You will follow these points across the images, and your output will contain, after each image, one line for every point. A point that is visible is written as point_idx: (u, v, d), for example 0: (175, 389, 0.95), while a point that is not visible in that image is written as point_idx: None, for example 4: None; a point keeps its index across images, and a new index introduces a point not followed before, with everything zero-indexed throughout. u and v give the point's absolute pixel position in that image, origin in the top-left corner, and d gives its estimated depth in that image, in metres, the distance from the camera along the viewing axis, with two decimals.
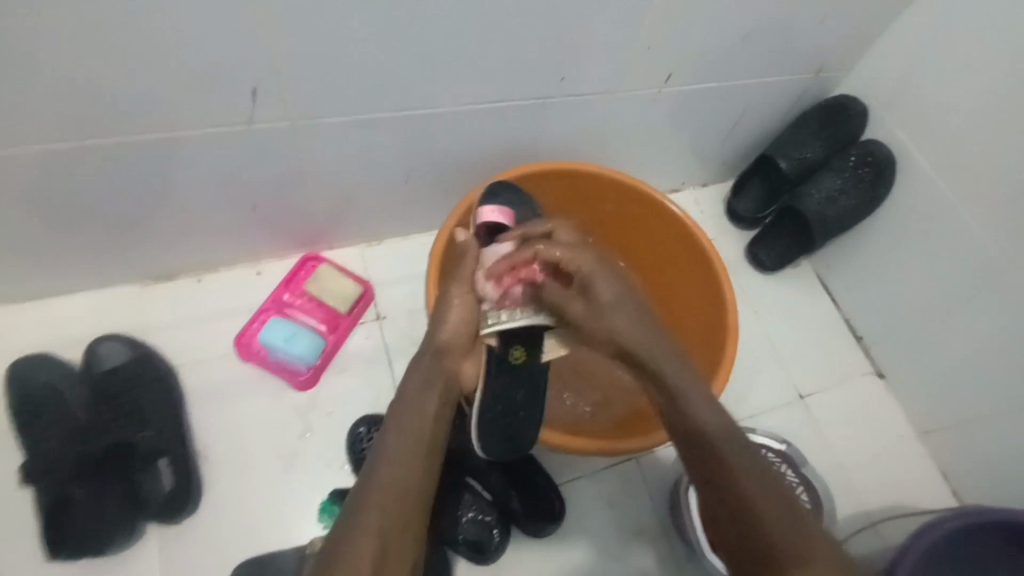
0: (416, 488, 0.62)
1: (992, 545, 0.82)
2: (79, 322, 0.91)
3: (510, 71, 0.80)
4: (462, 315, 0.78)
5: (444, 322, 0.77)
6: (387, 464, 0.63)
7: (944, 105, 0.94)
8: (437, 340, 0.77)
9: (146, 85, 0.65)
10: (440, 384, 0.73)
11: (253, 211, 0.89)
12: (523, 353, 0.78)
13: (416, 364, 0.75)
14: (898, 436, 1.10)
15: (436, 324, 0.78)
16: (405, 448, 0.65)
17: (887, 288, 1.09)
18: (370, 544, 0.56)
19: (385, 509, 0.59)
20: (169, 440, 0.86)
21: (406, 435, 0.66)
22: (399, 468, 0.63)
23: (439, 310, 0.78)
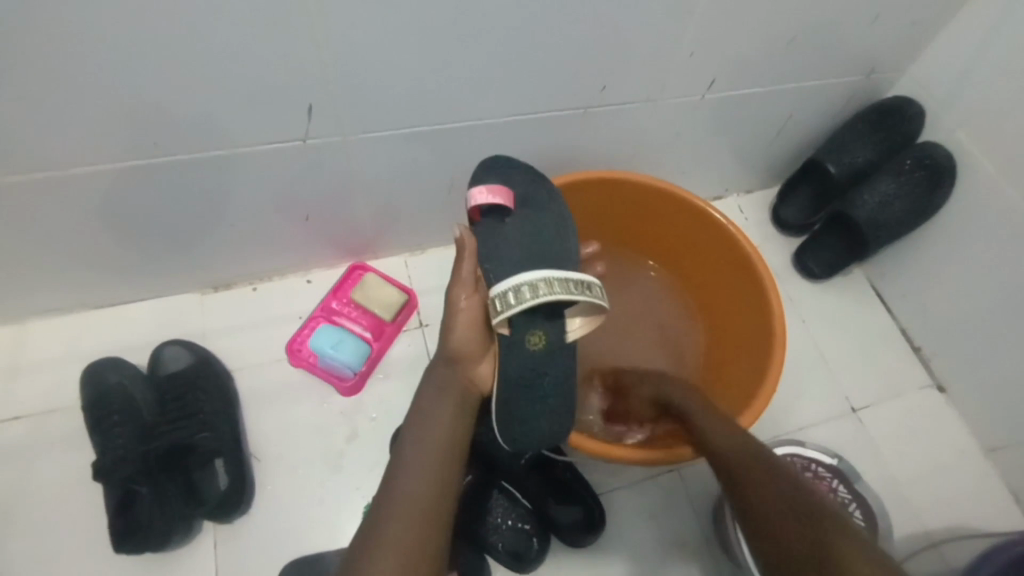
0: (439, 497, 0.64)
1: None
2: (145, 327, 0.97)
3: (552, 83, 0.81)
4: (470, 318, 0.78)
5: (451, 330, 0.78)
6: (410, 476, 0.65)
7: (1007, 104, 0.90)
8: (451, 346, 0.78)
9: (209, 106, 0.70)
10: (457, 390, 0.77)
11: (304, 222, 0.92)
12: (541, 338, 0.73)
13: (430, 373, 0.79)
14: (962, 452, 1.04)
15: (446, 330, 0.79)
16: (425, 460, 0.67)
17: (948, 298, 1.04)
18: (390, 556, 0.57)
19: (408, 519, 0.61)
20: (224, 441, 0.88)
21: (427, 446, 0.69)
22: (420, 477, 0.65)
23: (448, 316, 0.79)
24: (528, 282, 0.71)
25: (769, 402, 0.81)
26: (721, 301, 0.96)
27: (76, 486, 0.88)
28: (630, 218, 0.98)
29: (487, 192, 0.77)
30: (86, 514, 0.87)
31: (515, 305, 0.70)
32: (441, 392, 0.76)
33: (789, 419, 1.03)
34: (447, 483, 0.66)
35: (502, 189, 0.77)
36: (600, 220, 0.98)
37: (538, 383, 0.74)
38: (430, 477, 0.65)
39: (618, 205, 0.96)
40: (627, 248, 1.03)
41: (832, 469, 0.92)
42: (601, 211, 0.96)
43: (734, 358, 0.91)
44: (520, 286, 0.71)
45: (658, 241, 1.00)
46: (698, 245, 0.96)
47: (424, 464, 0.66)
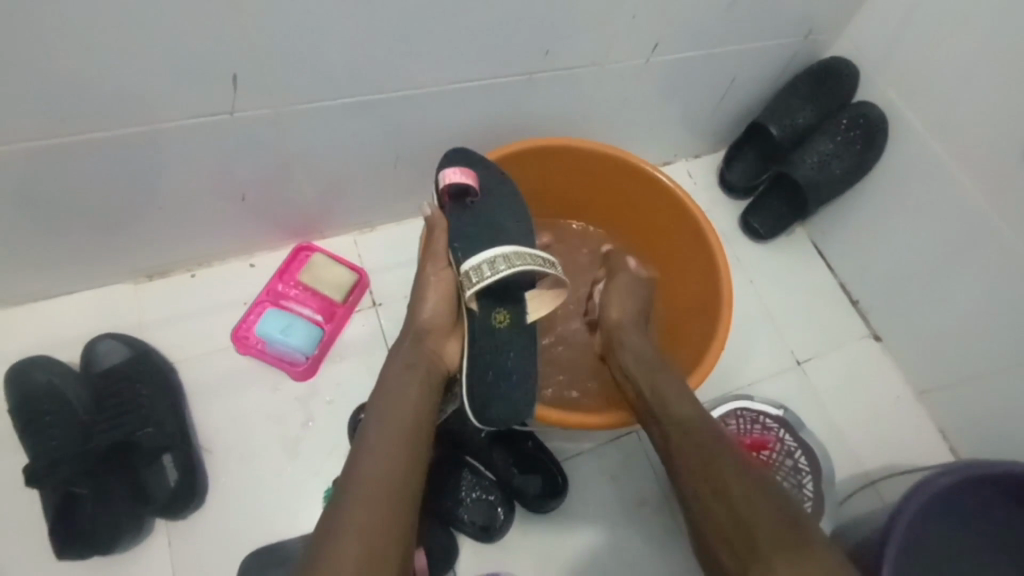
0: (406, 476, 0.63)
1: (984, 498, 0.84)
2: (73, 322, 0.91)
3: (494, 47, 0.78)
4: (442, 292, 0.78)
5: (423, 302, 0.77)
6: (372, 462, 0.62)
7: (933, 63, 0.93)
8: (420, 321, 0.77)
9: (121, 79, 0.64)
10: (425, 366, 0.74)
11: (241, 202, 0.88)
12: (506, 316, 0.78)
13: (396, 350, 0.76)
14: (896, 396, 1.11)
15: (418, 302, 0.78)
16: (391, 441, 0.65)
17: (882, 252, 1.09)
18: (355, 542, 0.56)
19: (374, 502, 0.59)
20: (170, 436, 0.84)
21: (392, 426, 0.67)
22: (384, 459, 0.63)
23: (418, 289, 0.78)
24: (503, 257, 0.74)
25: (718, 362, 0.84)
26: (674, 266, 0.97)
27: (9, 494, 0.83)
28: (580, 186, 0.97)
29: (458, 172, 0.80)
30: (23, 522, 0.82)
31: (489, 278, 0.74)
32: (409, 369, 0.73)
33: (739, 376, 1.07)
34: (411, 466, 0.64)
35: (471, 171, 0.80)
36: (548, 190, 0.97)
37: (500, 357, 0.76)
38: (395, 458, 0.64)
39: (565, 173, 0.95)
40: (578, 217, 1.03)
41: (778, 420, 0.97)
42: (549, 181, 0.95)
43: (686, 322, 0.93)
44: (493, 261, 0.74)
45: (610, 208, 1.00)
46: (649, 211, 0.96)
47: (388, 446, 0.64)
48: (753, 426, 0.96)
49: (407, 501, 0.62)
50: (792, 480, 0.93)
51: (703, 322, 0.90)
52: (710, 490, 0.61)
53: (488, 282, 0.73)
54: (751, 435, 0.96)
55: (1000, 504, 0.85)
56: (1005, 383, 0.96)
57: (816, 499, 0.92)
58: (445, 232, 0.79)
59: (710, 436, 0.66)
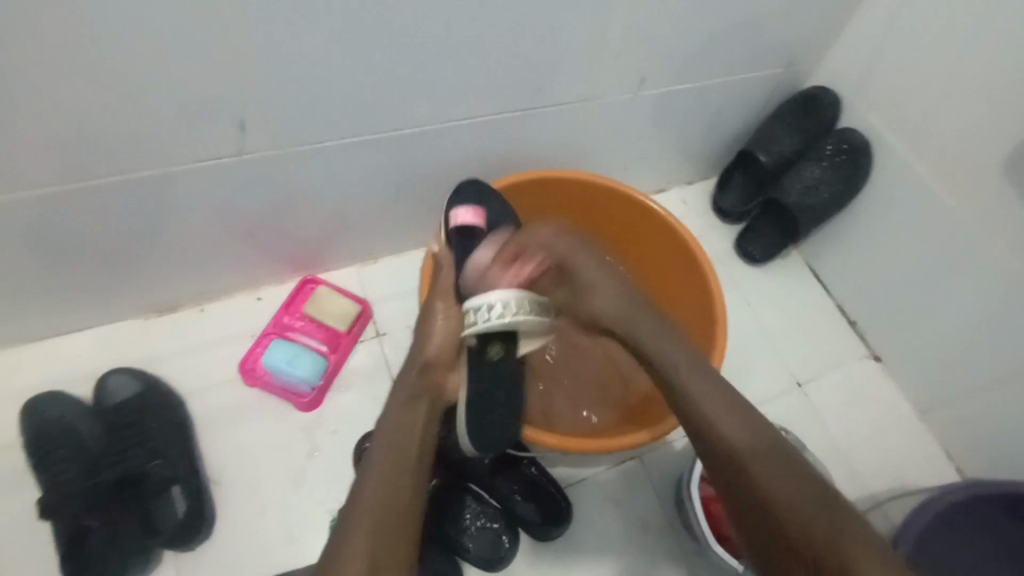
0: (407, 503, 0.64)
1: (984, 514, 0.85)
2: (87, 357, 0.94)
3: (488, 86, 0.83)
4: (448, 327, 0.79)
5: (430, 334, 0.79)
6: (375, 486, 0.64)
7: (910, 89, 0.97)
8: (426, 351, 0.78)
9: (138, 125, 0.69)
10: (426, 398, 0.76)
11: (248, 238, 0.91)
12: (500, 350, 0.77)
13: (402, 379, 0.77)
14: (898, 415, 1.11)
15: (423, 336, 0.79)
16: (392, 469, 0.66)
17: (875, 271, 1.11)
18: (357, 563, 0.57)
19: (375, 527, 0.60)
20: (178, 468, 0.86)
21: (393, 452, 0.68)
22: (385, 486, 0.64)
23: (426, 324, 0.80)
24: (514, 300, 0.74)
25: None
26: (668, 289, 0.99)
27: (19, 528, 0.84)
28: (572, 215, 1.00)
29: (470, 212, 0.84)
30: (31, 557, 0.83)
31: (489, 320, 0.73)
32: (410, 399, 0.75)
33: None
34: (413, 491, 0.66)
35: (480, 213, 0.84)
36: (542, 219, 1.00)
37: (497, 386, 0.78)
38: (396, 484, 0.65)
39: (556, 203, 0.98)
40: None
41: None
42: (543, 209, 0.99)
43: None
44: (500, 303, 0.74)
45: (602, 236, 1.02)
46: (640, 237, 0.99)
47: (389, 473, 0.66)
48: None
49: (408, 523, 0.63)
50: None
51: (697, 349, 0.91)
52: (778, 520, 0.57)
53: (485, 326, 0.73)
54: None
55: (1001, 521, 0.85)
56: (1005, 399, 0.97)
57: None
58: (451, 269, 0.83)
59: (781, 459, 0.61)
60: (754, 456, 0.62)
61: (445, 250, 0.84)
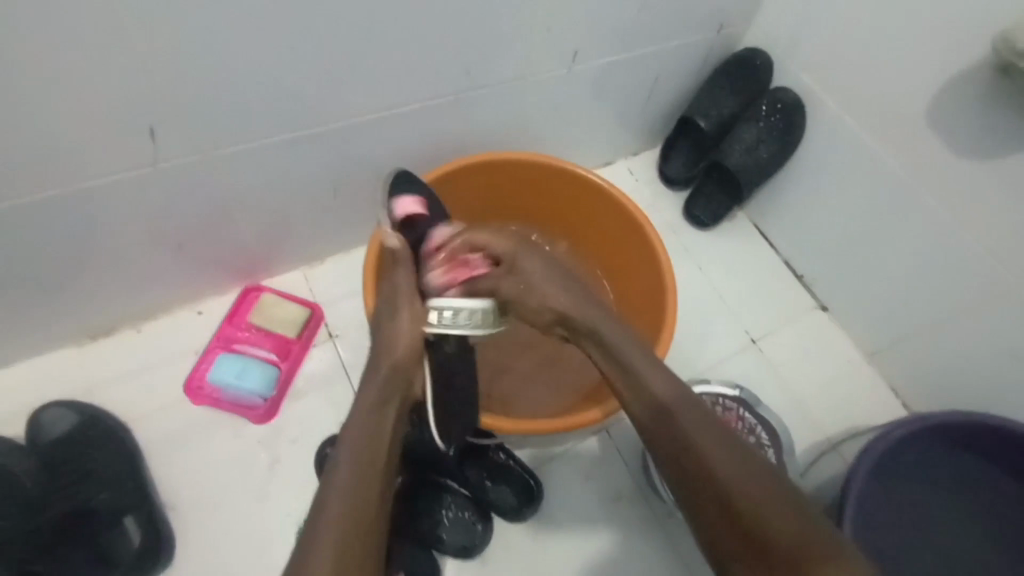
0: (375, 511, 0.60)
1: (923, 447, 0.90)
2: (17, 394, 0.88)
3: (415, 71, 0.80)
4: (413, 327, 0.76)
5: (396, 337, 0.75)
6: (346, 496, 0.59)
7: (836, 44, 0.98)
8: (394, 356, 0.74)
9: (32, 142, 0.63)
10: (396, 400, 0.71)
11: (178, 251, 0.86)
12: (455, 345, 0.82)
13: (366, 382, 0.72)
14: (848, 362, 1.15)
15: (387, 340, 0.75)
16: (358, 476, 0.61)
17: (817, 226, 1.14)
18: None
19: (345, 544, 0.55)
20: (131, 497, 0.83)
21: (362, 458, 0.63)
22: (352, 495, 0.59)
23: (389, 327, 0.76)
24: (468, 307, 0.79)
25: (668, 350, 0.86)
26: (619, 264, 0.99)
27: None
28: (518, 195, 0.99)
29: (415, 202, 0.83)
30: None
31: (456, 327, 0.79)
32: (379, 401, 0.69)
33: (699, 363, 1.10)
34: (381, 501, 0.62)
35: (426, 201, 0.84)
36: (481, 202, 0.98)
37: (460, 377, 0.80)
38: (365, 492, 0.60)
39: (500, 185, 0.97)
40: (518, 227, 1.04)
41: (736, 400, 0.99)
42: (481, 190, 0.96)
43: (636, 317, 0.96)
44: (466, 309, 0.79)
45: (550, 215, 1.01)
46: (588, 213, 0.99)
47: (355, 481, 0.60)
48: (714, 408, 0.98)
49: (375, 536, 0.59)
50: None
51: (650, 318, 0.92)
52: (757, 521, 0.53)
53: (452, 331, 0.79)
54: None
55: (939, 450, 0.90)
56: (943, 338, 1.01)
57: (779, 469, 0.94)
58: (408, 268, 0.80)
59: (755, 458, 0.58)
60: (701, 433, 0.60)
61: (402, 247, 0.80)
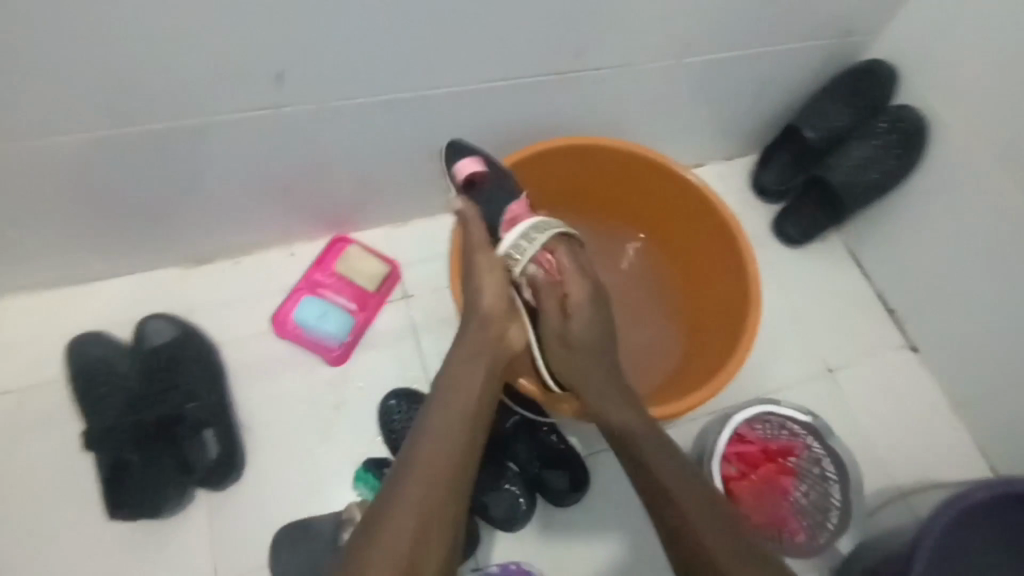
0: (461, 460, 0.65)
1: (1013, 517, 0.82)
2: (128, 303, 0.97)
3: (528, 46, 0.80)
4: (495, 276, 0.81)
5: (482, 289, 0.80)
6: (430, 441, 0.65)
7: (976, 66, 0.91)
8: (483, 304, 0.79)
9: (181, 74, 0.69)
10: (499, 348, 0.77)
11: (283, 194, 0.92)
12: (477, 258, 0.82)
13: (463, 333, 0.77)
14: (932, 409, 1.08)
15: (474, 293, 0.80)
16: (448, 423, 0.67)
17: (920, 259, 1.06)
18: (408, 519, 0.59)
19: (430, 480, 0.62)
20: (213, 412, 0.89)
21: (448, 411, 0.68)
22: (440, 438, 0.65)
23: (469, 286, 0.81)
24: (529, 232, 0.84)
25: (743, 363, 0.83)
26: (700, 267, 0.97)
27: (66, 458, 0.89)
28: (604, 184, 0.98)
29: None
30: (76, 486, 0.88)
31: None
32: (478, 352, 0.75)
33: (767, 382, 1.06)
34: (469, 448, 0.67)
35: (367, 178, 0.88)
36: (561, 187, 0.98)
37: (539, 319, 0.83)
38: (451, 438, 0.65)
39: (591, 171, 0.96)
40: (598, 218, 1.03)
41: (806, 427, 0.93)
42: (563, 177, 0.96)
43: (708, 325, 0.94)
44: None
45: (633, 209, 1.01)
46: (675, 213, 0.97)
47: (442, 428, 0.66)
48: (780, 432, 0.93)
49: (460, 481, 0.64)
50: (818, 489, 0.91)
51: (727, 321, 0.90)
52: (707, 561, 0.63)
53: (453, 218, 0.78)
54: (777, 442, 0.93)
55: None
56: None
57: (844, 508, 0.90)
58: None
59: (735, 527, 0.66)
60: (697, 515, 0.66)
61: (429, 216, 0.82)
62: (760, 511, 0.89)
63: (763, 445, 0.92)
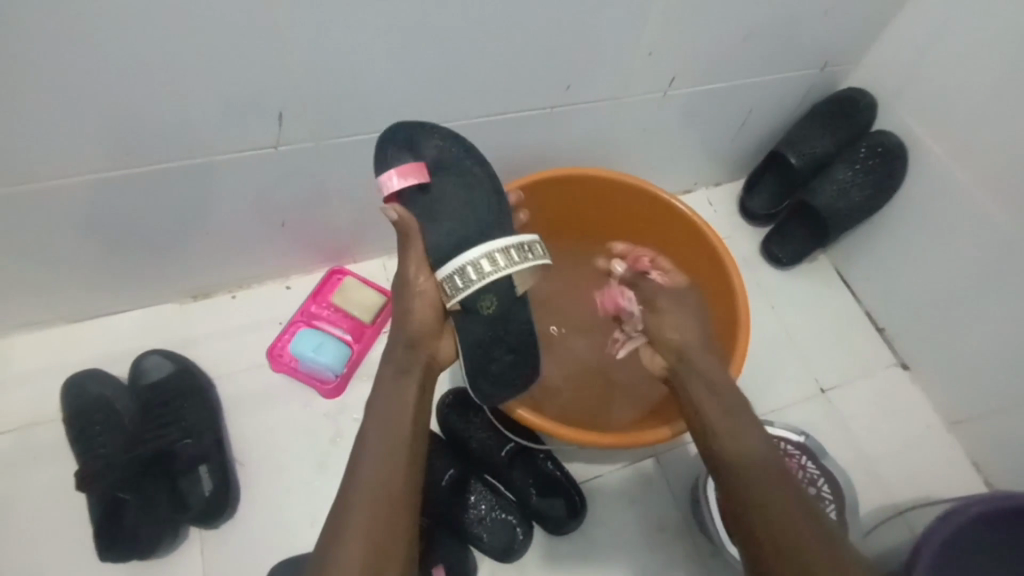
0: (401, 486, 0.65)
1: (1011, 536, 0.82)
2: (127, 338, 0.98)
3: (518, 83, 0.84)
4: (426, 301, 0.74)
5: (410, 313, 0.74)
6: (369, 468, 0.66)
7: (948, 94, 0.95)
8: (412, 325, 0.75)
9: (184, 116, 0.71)
10: (419, 373, 0.74)
11: (281, 228, 0.94)
12: (492, 303, 0.70)
13: (389, 353, 0.75)
14: (926, 427, 1.08)
15: (403, 313, 0.75)
16: (383, 453, 0.67)
17: (906, 278, 1.08)
18: (355, 550, 0.60)
19: (369, 511, 0.63)
20: (208, 447, 0.89)
21: (386, 433, 0.68)
22: (382, 468, 0.66)
23: (403, 302, 0.75)
24: (502, 250, 0.70)
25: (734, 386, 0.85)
26: None
27: (60, 497, 0.88)
28: (593, 211, 1.00)
29: (401, 174, 0.71)
30: (70, 525, 0.87)
31: (475, 281, 0.69)
32: (400, 374, 0.73)
33: (762, 403, 1.07)
34: (411, 471, 0.67)
35: (414, 169, 0.71)
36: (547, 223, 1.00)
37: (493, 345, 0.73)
38: (386, 470, 0.66)
39: (580, 199, 0.98)
40: (588, 244, 1.05)
41: (800, 446, 0.93)
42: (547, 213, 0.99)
43: None
44: (479, 260, 0.69)
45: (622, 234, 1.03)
46: (665, 237, 0.99)
47: (381, 456, 0.66)
48: None
49: (404, 502, 0.65)
50: None
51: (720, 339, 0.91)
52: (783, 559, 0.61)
53: (474, 288, 0.69)
54: None
55: None
56: None
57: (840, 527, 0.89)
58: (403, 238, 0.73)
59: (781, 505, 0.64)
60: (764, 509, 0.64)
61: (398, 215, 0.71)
62: None
63: None
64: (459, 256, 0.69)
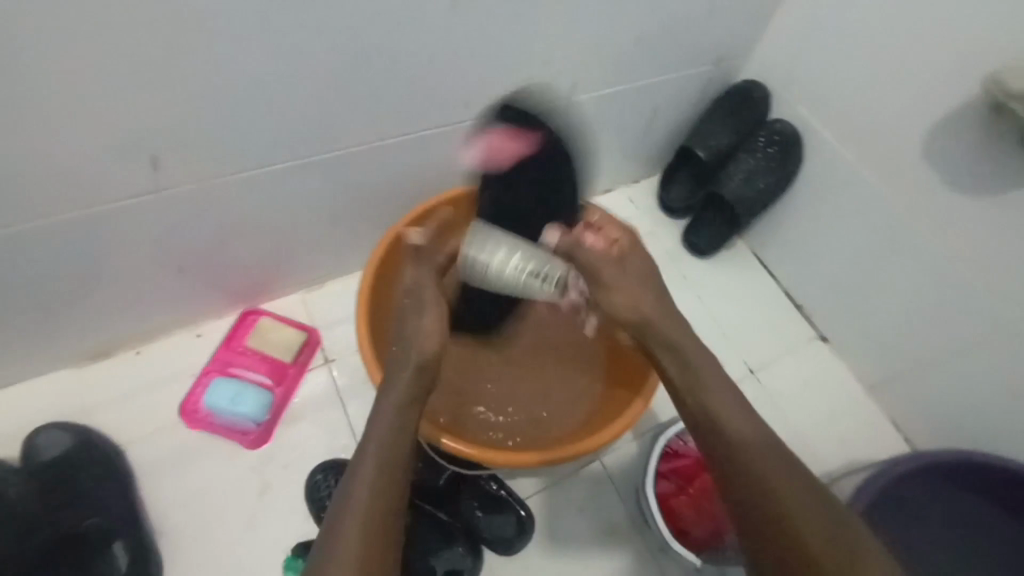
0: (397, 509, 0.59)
1: (924, 487, 0.89)
2: (14, 413, 0.88)
3: (413, 102, 0.81)
4: (438, 322, 0.72)
5: (415, 332, 0.71)
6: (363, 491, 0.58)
7: (831, 79, 0.99)
8: (417, 347, 0.70)
9: (41, 171, 0.65)
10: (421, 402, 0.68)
11: (179, 275, 0.87)
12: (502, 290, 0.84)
13: (391, 372, 0.69)
14: (847, 394, 1.13)
15: (412, 332, 0.71)
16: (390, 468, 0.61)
17: (814, 256, 1.13)
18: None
19: (362, 543, 0.55)
20: (119, 521, 0.84)
21: (386, 454, 0.61)
22: (377, 491, 0.58)
23: (414, 321, 0.72)
24: (526, 257, 0.75)
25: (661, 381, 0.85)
26: None
27: None
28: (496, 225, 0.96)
29: (492, 148, 0.83)
30: None
31: (482, 269, 0.75)
32: (406, 401, 0.66)
33: None
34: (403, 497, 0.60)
35: (491, 152, 0.83)
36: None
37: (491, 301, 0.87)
38: (383, 499, 0.58)
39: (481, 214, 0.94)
40: None
41: None
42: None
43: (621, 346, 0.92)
44: (501, 254, 0.75)
45: None
46: None
47: (378, 472, 0.60)
48: None
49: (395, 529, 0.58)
50: None
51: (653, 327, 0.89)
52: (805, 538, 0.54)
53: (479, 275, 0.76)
54: None
55: (936, 490, 0.90)
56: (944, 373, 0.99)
57: None
58: (426, 252, 0.76)
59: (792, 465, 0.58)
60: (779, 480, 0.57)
61: (421, 241, 0.76)
62: (701, 526, 0.91)
63: (696, 457, 0.95)
64: (490, 251, 0.74)
